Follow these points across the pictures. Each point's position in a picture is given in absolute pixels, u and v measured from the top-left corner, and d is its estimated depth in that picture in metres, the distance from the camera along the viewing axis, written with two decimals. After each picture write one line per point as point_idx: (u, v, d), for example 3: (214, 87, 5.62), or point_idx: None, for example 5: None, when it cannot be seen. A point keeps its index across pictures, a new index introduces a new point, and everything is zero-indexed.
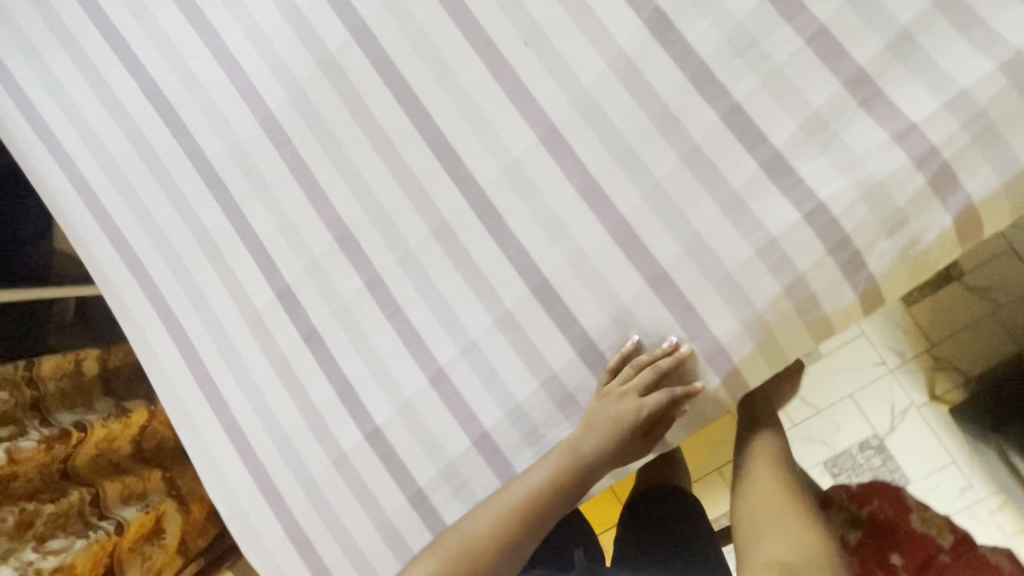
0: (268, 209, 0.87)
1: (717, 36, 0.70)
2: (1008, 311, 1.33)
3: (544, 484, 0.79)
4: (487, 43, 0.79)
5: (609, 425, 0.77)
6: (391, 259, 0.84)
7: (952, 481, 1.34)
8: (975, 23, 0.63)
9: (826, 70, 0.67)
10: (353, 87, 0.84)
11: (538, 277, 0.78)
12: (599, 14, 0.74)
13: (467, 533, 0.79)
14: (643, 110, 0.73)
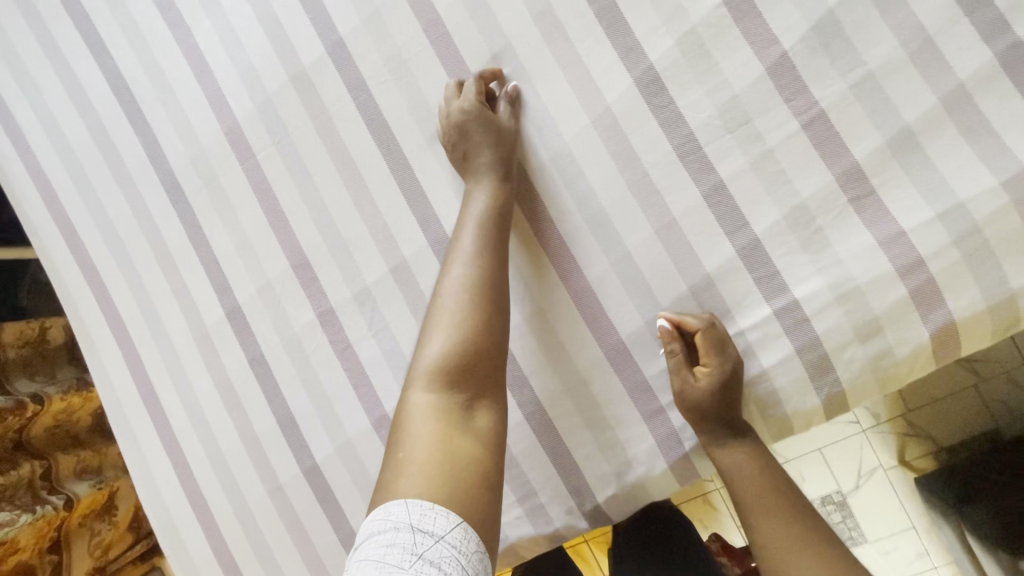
0: (142, 229, 0.68)
1: (708, 107, 0.54)
2: (993, 387, 1.01)
3: (473, 257, 0.53)
4: (422, 30, 0.60)
5: (491, 159, 0.57)
6: (283, 295, 0.64)
7: (907, 547, 1.05)
8: (984, 131, 0.49)
9: (820, 159, 0.52)
10: (250, 64, 0.64)
11: None
12: (583, 58, 0.56)
13: (421, 381, 0.49)
14: (622, 173, 0.56)
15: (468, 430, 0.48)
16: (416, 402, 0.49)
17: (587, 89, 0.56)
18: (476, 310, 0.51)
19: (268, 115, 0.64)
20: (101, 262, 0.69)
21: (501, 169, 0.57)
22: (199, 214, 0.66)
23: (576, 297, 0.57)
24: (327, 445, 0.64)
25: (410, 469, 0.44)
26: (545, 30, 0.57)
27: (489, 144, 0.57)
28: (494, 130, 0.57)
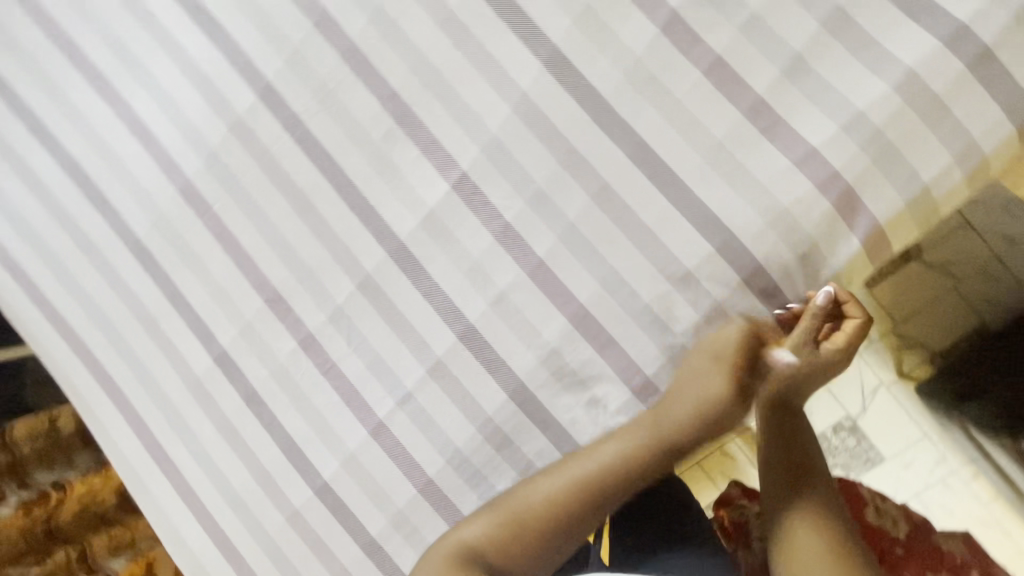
0: (122, 300, 0.71)
1: (614, 72, 0.57)
2: (971, 285, 1.10)
3: (569, 483, 0.63)
4: (341, 58, 0.63)
5: (672, 420, 0.61)
6: (264, 332, 0.67)
7: (926, 458, 1.13)
8: (867, 44, 0.52)
9: (725, 99, 0.55)
10: (191, 124, 0.68)
11: (462, 322, 0.62)
12: (492, 52, 0.60)
13: (454, 540, 0.64)
14: (550, 150, 0.59)
15: None
16: (451, 543, 0.64)
17: (502, 80, 0.60)
18: (534, 523, 0.64)
19: (215, 165, 0.67)
20: (91, 339, 0.72)
21: (672, 419, 0.61)
22: (172, 274, 0.69)
23: (532, 273, 0.61)
24: (331, 463, 0.67)
25: None
26: (453, 35, 0.61)
27: (694, 407, 0.61)
28: (707, 395, 0.60)
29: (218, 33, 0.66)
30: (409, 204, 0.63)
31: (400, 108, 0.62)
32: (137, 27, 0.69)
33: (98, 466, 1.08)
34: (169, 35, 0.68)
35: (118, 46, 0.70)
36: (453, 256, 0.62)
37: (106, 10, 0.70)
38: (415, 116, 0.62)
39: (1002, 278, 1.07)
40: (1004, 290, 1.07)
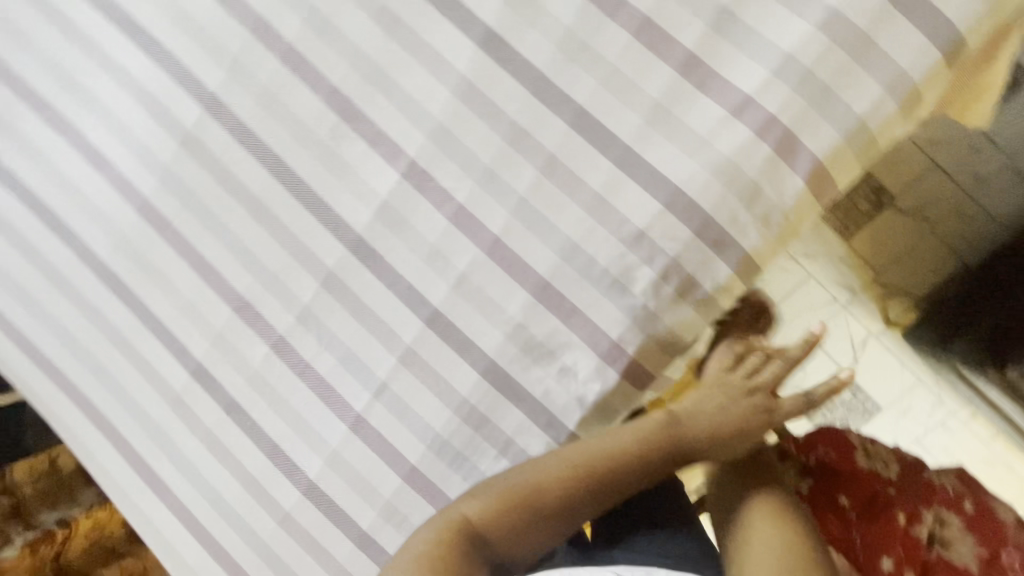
0: (163, 344, 0.71)
1: (661, 72, 0.57)
2: (946, 227, 1.25)
3: (622, 454, 0.62)
4: (371, 81, 0.63)
5: (790, 533, 0.61)
6: (315, 363, 0.67)
7: (922, 402, 1.28)
8: (928, 13, 0.52)
9: (783, 80, 0.54)
10: (220, 163, 0.67)
11: (521, 331, 0.62)
12: (532, 62, 0.59)
13: (503, 479, 0.63)
14: (599, 154, 0.59)
15: (491, 521, 0.62)
16: (450, 513, 0.63)
17: (545, 91, 0.59)
18: (567, 496, 0.62)
19: (246, 199, 0.67)
20: (130, 380, 0.72)
21: (695, 427, 0.64)
22: (213, 315, 0.69)
23: (591, 273, 0.60)
24: (395, 481, 0.67)
25: (465, 501, 0.63)
26: (489, 48, 0.60)
27: (777, 551, 0.59)
28: (778, 559, 0.58)
29: (240, 68, 0.65)
30: (455, 222, 0.62)
31: (438, 124, 0.62)
32: (148, 64, 0.67)
33: (98, 502, 1.16)
34: (185, 71, 0.66)
35: (131, 86, 0.67)
36: (508, 269, 0.62)
37: (116, 48, 0.68)
38: (455, 133, 0.62)
39: (976, 217, 1.23)
40: (971, 228, 1.24)
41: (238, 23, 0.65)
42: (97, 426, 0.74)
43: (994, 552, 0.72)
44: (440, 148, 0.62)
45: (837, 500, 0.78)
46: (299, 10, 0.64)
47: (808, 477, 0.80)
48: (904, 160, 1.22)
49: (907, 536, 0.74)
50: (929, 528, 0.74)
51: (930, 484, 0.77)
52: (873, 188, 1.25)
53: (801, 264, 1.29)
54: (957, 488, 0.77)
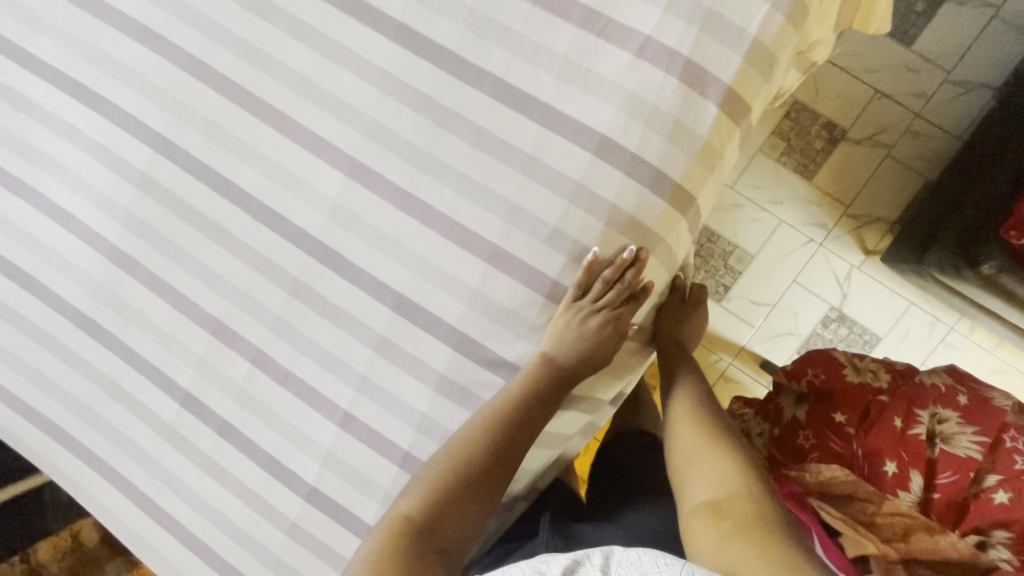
0: (151, 381, 0.73)
1: (562, 30, 0.61)
2: (902, 147, 1.27)
3: (513, 404, 0.65)
4: (300, 93, 0.67)
5: (725, 461, 0.67)
6: (296, 369, 0.69)
7: (920, 322, 1.28)
8: None
9: (672, 17, 0.59)
10: (177, 197, 0.71)
11: (480, 298, 0.64)
12: (444, 45, 0.63)
13: (423, 473, 0.65)
14: (520, 115, 0.62)
15: (423, 509, 0.62)
16: (387, 518, 0.63)
17: (461, 69, 0.63)
18: (485, 454, 0.64)
19: (204, 224, 0.70)
20: (122, 421, 0.74)
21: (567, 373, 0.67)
22: (192, 342, 0.71)
23: (534, 229, 0.63)
24: (391, 470, 0.68)
25: (397, 504, 0.64)
26: (402, 40, 0.64)
27: (715, 476, 0.65)
28: (714, 479, 0.65)
29: (181, 106, 0.70)
30: (400, 206, 0.65)
31: (369, 118, 0.65)
32: (99, 119, 0.72)
33: None
34: (132, 119, 0.71)
35: (86, 143, 0.72)
36: (459, 240, 0.64)
37: (66, 111, 0.73)
38: (385, 123, 0.65)
39: (931, 134, 1.26)
40: (926, 145, 1.26)
41: (174, 65, 0.70)
42: (96, 472, 0.76)
43: (995, 438, 0.72)
44: (373, 141, 0.65)
45: (832, 417, 0.78)
46: (226, 43, 0.68)
47: (804, 402, 0.82)
48: (847, 94, 1.27)
49: (908, 439, 0.73)
50: (927, 426, 0.74)
51: (920, 385, 0.77)
52: (823, 126, 1.29)
53: (770, 212, 1.31)
54: (948, 383, 0.77)
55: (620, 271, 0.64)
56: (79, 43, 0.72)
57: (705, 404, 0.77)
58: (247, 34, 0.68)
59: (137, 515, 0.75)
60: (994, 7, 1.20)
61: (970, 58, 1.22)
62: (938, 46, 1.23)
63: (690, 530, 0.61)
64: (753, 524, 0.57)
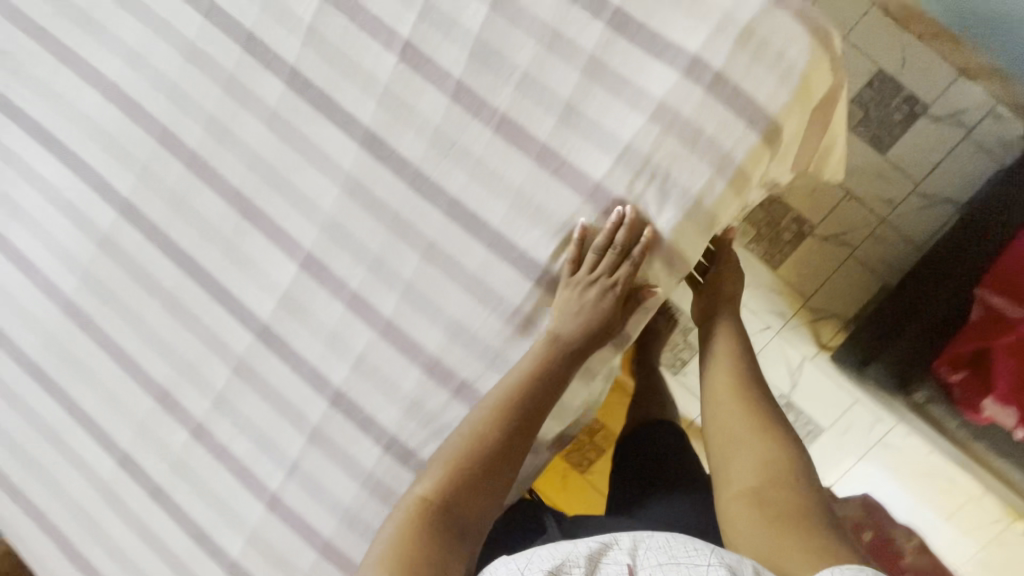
0: (93, 436, 0.75)
1: (520, 161, 0.62)
2: (865, 250, 1.31)
3: (528, 376, 0.63)
4: (263, 179, 0.68)
5: (765, 449, 0.71)
6: (232, 444, 0.71)
7: (861, 421, 1.32)
8: (744, 101, 0.58)
9: (622, 166, 0.60)
10: (135, 262, 0.72)
11: (412, 404, 0.67)
12: (407, 156, 0.64)
13: (442, 450, 0.64)
14: (471, 237, 0.64)
15: (448, 486, 0.62)
16: (409, 499, 0.62)
17: (421, 183, 0.64)
18: (506, 428, 0.63)
19: (158, 291, 0.72)
20: (59, 468, 0.76)
21: (579, 339, 0.64)
22: (136, 404, 0.73)
23: (470, 346, 0.65)
24: (310, 555, 0.70)
25: (420, 482, 0.63)
26: (367, 144, 0.65)
27: (754, 463, 0.70)
28: (755, 466, 0.69)
29: (149, 175, 0.70)
30: (348, 306, 0.67)
31: (328, 215, 0.67)
32: (67, 175, 0.73)
33: None
34: (101, 181, 0.72)
35: (55, 197, 0.73)
36: (401, 348, 0.66)
37: (39, 162, 0.73)
38: (341, 224, 0.66)
39: (894, 241, 1.30)
40: (889, 250, 1.30)
41: (143, 133, 0.70)
42: (25, 516, 0.77)
43: None
44: (328, 238, 0.67)
45: None
46: (197, 118, 0.69)
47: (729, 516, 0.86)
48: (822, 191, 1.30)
49: None
50: None
51: None
52: (794, 219, 1.32)
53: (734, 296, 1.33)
54: None
55: (611, 238, 0.61)
56: (54, 97, 0.72)
57: (742, 376, 0.78)
58: (220, 114, 0.68)
59: (59, 564, 0.77)
60: (966, 127, 1.24)
61: (937, 173, 1.26)
62: (912, 158, 1.27)
63: (732, 513, 0.67)
64: (795, 516, 0.63)
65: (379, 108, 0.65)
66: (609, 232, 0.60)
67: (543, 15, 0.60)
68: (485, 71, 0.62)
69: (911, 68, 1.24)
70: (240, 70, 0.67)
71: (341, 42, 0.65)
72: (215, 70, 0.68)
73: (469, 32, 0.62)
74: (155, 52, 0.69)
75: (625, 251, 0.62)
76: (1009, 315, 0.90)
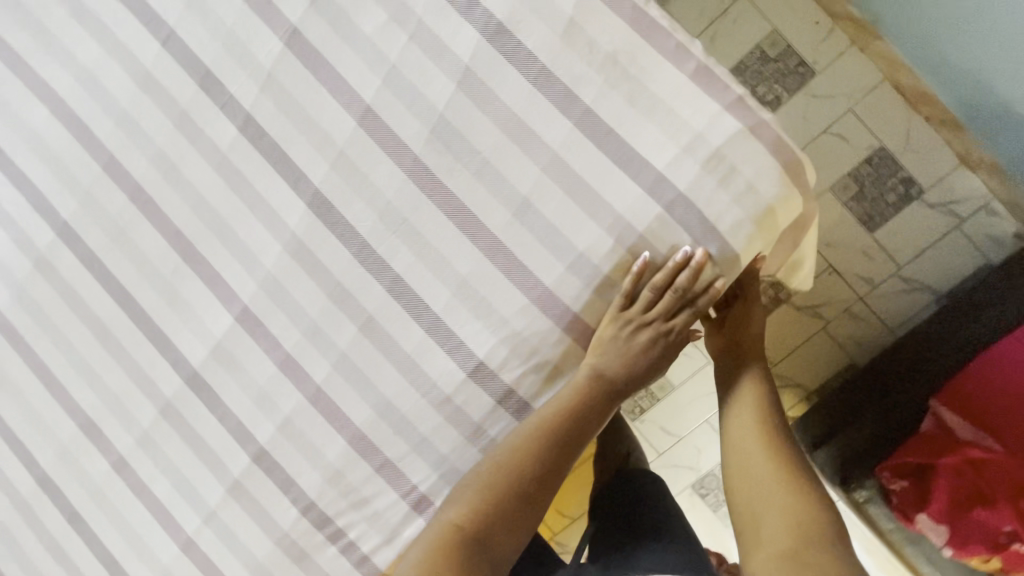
0: (14, 453, 0.74)
1: (469, 249, 0.59)
2: (839, 326, 1.17)
3: (565, 408, 0.60)
4: (207, 224, 0.65)
5: (800, 502, 0.62)
6: (151, 484, 0.70)
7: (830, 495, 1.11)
8: (704, 226, 0.56)
9: (572, 272, 0.58)
10: (70, 287, 0.69)
11: (335, 473, 0.65)
12: (355, 224, 0.62)
13: (471, 477, 0.62)
14: (412, 318, 0.61)
15: (476, 514, 0.60)
16: (437, 527, 0.60)
17: (366, 255, 0.62)
18: (539, 459, 0.60)
19: (90, 319, 0.69)
20: None
21: (622, 378, 0.61)
22: (60, 429, 0.72)
23: (398, 427, 0.63)
24: None
25: (447, 508, 0.61)
26: (316, 205, 0.62)
27: (788, 519, 0.60)
28: (789, 522, 0.60)
29: (92, 202, 0.68)
30: (280, 366, 0.65)
31: (269, 272, 0.64)
32: (11, 188, 0.70)
33: None
34: (44, 200, 0.69)
35: None
36: (328, 417, 0.65)
37: None
38: (281, 282, 0.64)
39: (868, 322, 1.16)
40: (863, 329, 1.16)
41: (91, 158, 0.67)
42: None
43: None
44: (267, 295, 0.64)
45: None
46: (147, 152, 0.66)
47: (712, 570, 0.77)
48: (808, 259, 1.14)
49: None
50: None
51: None
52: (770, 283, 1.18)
53: (704, 351, 1.19)
54: None
55: (672, 278, 0.57)
56: (5, 107, 0.70)
57: (773, 415, 0.68)
58: (169, 150, 0.65)
59: None
60: (959, 218, 1.11)
61: (924, 259, 1.13)
62: (902, 238, 1.13)
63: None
64: None
65: (332, 170, 0.62)
66: (673, 271, 0.57)
67: (510, 102, 0.57)
68: (445, 151, 0.59)
69: (914, 149, 1.11)
70: (194, 108, 0.64)
71: (300, 95, 0.62)
72: (169, 105, 0.65)
73: (432, 108, 0.59)
74: (110, 76, 0.66)
75: (682, 293, 0.58)
76: (959, 434, 0.94)
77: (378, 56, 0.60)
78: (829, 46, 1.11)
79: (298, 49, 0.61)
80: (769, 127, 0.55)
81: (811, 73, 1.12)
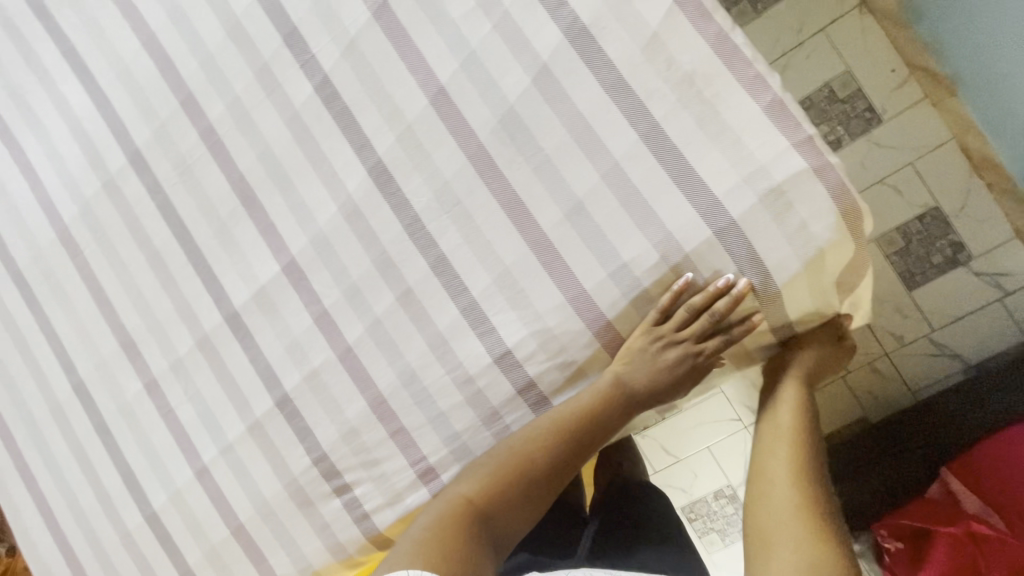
0: (56, 358, 0.78)
1: (515, 240, 0.61)
2: (862, 377, 1.13)
3: (585, 408, 0.62)
4: (270, 175, 0.68)
5: (815, 536, 0.58)
6: (177, 409, 0.74)
7: None
8: (749, 257, 0.57)
9: (612, 279, 0.59)
10: (132, 211, 0.73)
11: (351, 432, 0.68)
12: (410, 198, 0.64)
13: (487, 458, 0.64)
14: (450, 298, 0.63)
15: (486, 493, 0.62)
16: (448, 499, 0.62)
17: (416, 230, 0.64)
18: (555, 451, 0.62)
19: (146, 246, 0.73)
20: (22, 376, 0.80)
21: (642, 390, 0.62)
22: (102, 343, 0.76)
23: (418, 400, 0.66)
24: (223, 530, 0.73)
25: (459, 483, 0.64)
26: (375, 173, 0.64)
27: (802, 553, 0.56)
28: (799, 561, 0.56)
29: (166, 136, 0.71)
30: (315, 321, 0.68)
31: (320, 229, 0.67)
32: (92, 109, 0.74)
33: None
34: (121, 127, 0.73)
35: (76, 127, 0.75)
36: (353, 377, 0.67)
37: (71, 91, 0.75)
38: (331, 242, 0.66)
39: (891, 379, 1.11)
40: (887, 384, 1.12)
41: (171, 94, 0.71)
42: None
43: None
44: (314, 251, 0.67)
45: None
46: (224, 97, 0.69)
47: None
48: None
49: None
50: None
51: None
52: None
53: None
54: None
55: (710, 301, 0.58)
56: (100, 33, 0.73)
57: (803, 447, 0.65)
58: (245, 98, 0.68)
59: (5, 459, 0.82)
60: (1004, 291, 1.06)
61: (958, 326, 1.08)
62: (944, 299, 1.08)
63: None
64: None
65: (396, 143, 0.64)
66: (713, 296, 0.58)
67: (580, 106, 0.58)
68: (509, 142, 0.60)
69: (972, 214, 1.05)
70: (276, 62, 0.67)
71: (379, 66, 0.64)
72: (253, 55, 0.68)
73: (504, 98, 0.60)
74: (202, 21, 0.69)
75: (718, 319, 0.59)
76: (964, 504, 0.95)
77: (460, 41, 0.61)
78: (900, 95, 1.06)
79: (383, 21, 0.63)
80: (832, 171, 0.55)
81: (878, 121, 1.07)
